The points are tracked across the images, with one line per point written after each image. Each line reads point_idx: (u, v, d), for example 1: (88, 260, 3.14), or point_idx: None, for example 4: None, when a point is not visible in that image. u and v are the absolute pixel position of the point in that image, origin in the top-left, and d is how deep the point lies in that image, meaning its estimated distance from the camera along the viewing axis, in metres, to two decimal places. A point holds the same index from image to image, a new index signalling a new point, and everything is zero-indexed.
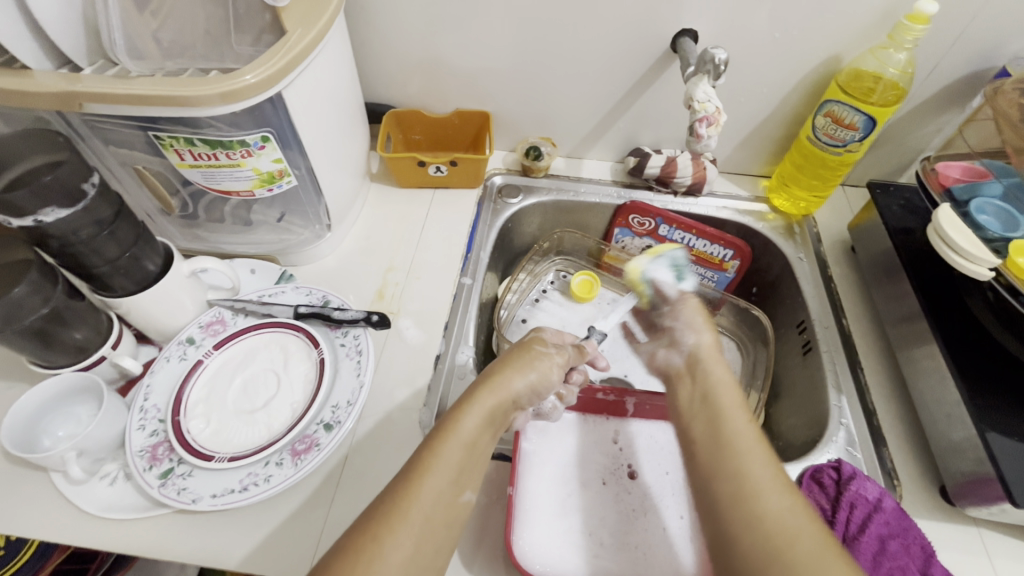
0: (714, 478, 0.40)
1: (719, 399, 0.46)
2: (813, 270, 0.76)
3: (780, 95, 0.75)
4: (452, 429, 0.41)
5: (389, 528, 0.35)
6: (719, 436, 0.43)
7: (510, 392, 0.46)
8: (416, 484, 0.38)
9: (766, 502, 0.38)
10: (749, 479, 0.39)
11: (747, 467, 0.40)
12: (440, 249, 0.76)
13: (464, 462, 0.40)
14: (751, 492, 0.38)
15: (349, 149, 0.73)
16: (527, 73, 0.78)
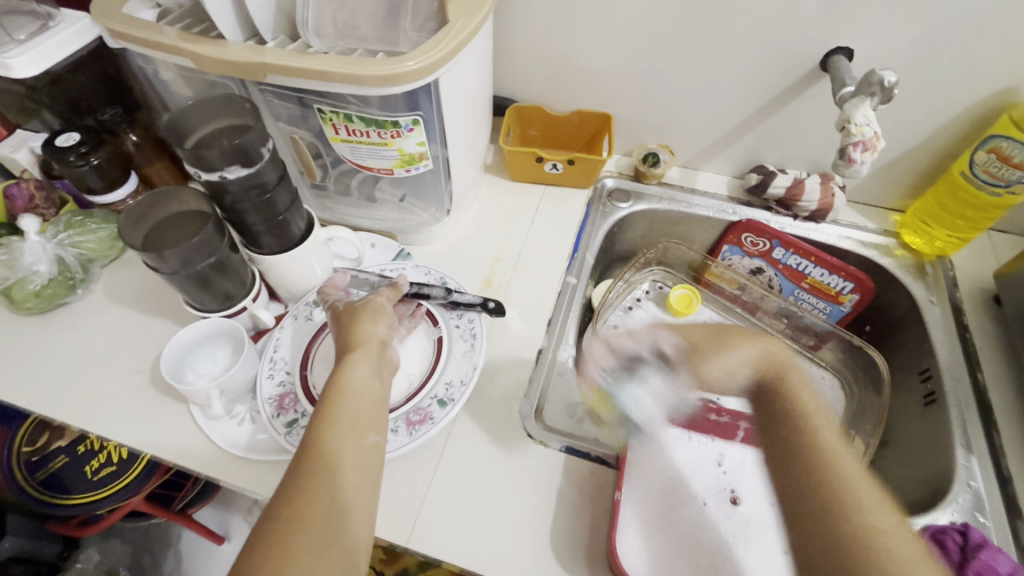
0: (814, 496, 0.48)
1: (817, 425, 0.52)
2: (945, 316, 0.70)
3: (934, 125, 0.70)
4: (341, 385, 0.46)
5: (317, 478, 0.41)
6: (796, 422, 0.54)
7: (376, 336, 0.52)
8: (328, 434, 0.43)
9: (848, 467, 0.48)
10: (835, 453, 0.50)
11: (839, 453, 0.50)
12: (549, 245, 0.77)
13: (364, 409, 0.46)
14: (861, 503, 0.46)
15: (475, 138, 0.75)
16: (657, 78, 0.77)
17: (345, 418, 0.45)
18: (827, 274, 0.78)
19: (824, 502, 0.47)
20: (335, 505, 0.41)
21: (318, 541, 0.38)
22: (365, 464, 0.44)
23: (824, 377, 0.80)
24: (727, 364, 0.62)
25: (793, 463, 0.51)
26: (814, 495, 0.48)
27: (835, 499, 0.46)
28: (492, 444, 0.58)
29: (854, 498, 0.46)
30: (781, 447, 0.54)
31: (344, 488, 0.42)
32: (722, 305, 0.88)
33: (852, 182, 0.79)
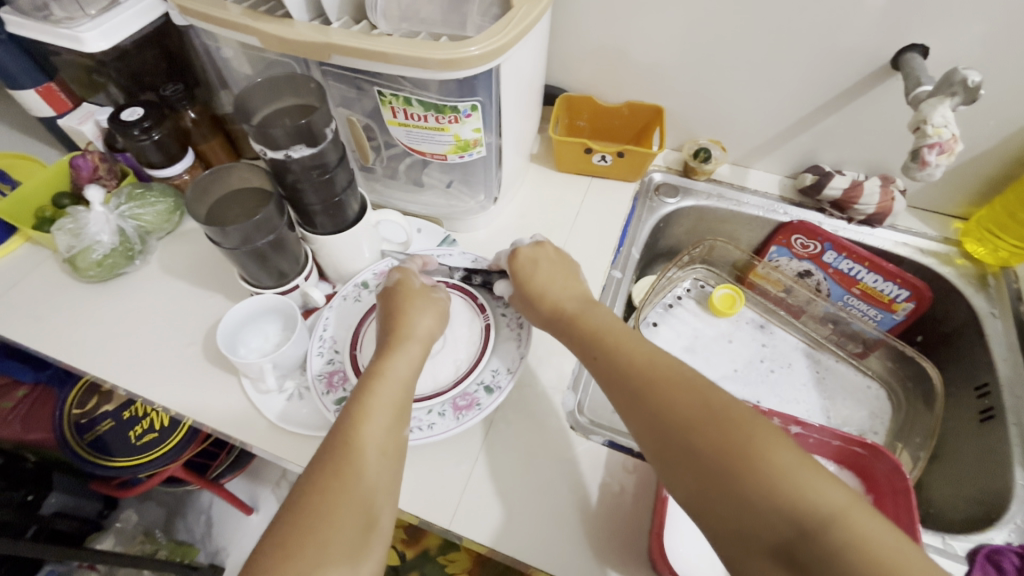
0: (718, 461, 0.39)
1: (630, 352, 0.48)
2: (1007, 331, 0.68)
3: (1009, 130, 0.66)
4: (385, 373, 0.49)
5: (353, 421, 0.46)
6: (633, 373, 0.46)
7: (425, 331, 0.53)
8: (368, 386, 0.48)
9: (681, 412, 0.42)
10: (666, 400, 0.43)
11: (691, 404, 0.42)
12: (593, 237, 0.76)
13: (403, 370, 0.50)
14: (758, 449, 0.39)
15: (525, 127, 0.74)
16: (714, 73, 0.75)
17: (384, 371, 0.49)
18: (881, 281, 0.76)
19: (741, 471, 0.38)
20: (369, 444, 0.45)
21: (353, 477, 0.43)
22: (395, 408, 0.48)
23: (870, 386, 0.79)
24: (536, 295, 0.56)
25: (658, 431, 0.43)
26: (692, 468, 0.40)
27: (749, 464, 0.38)
28: (535, 433, 0.58)
29: (764, 458, 0.38)
30: (634, 410, 0.45)
31: (378, 433, 0.46)
32: (766, 308, 0.86)
33: (914, 187, 0.76)
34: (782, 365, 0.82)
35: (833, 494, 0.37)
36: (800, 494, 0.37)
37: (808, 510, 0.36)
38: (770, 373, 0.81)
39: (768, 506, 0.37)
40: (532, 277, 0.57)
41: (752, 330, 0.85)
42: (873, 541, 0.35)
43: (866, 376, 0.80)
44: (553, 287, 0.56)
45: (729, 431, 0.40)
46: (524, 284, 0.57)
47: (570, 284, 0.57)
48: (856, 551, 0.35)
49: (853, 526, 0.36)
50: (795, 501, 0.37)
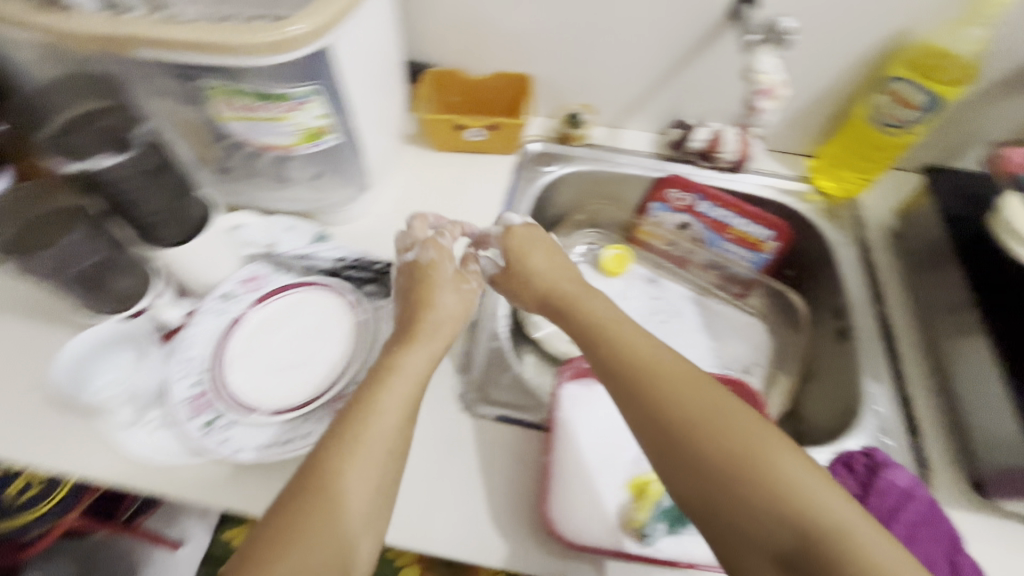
0: (723, 469, 0.40)
1: (649, 354, 0.47)
2: (854, 256, 0.74)
3: (838, 70, 0.71)
4: (377, 404, 0.45)
5: (340, 467, 0.41)
6: (632, 365, 0.46)
7: (429, 315, 0.53)
8: (358, 427, 0.43)
9: (711, 411, 0.42)
10: (669, 396, 0.43)
11: (682, 405, 0.43)
12: (475, 215, 0.75)
13: (406, 397, 0.47)
14: (762, 458, 0.39)
15: (387, 109, 0.71)
16: (575, 37, 0.75)
17: (379, 407, 0.45)
18: (749, 224, 0.79)
19: (748, 480, 0.39)
20: (350, 491, 0.41)
21: (331, 523, 0.39)
22: (390, 454, 0.44)
23: (750, 321, 0.84)
24: (530, 275, 0.58)
25: (653, 427, 0.43)
26: (688, 465, 0.41)
27: (745, 463, 0.39)
28: (428, 419, 0.56)
29: (763, 460, 0.39)
30: (630, 401, 0.45)
31: (368, 476, 0.42)
32: (656, 263, 0.90)
33: (769, 131, 0.80)
34: (674, 315, 0.85)
35: (828, 503, 0.38)
36: (793, 495, 0.38)
37: (800, 512, 0.37)
38: (663, 323, 0.84)
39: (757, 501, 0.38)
40: (528, 257, 0.59)
41: (644, 285, 0.88)
42: (861, 544, 0.36)
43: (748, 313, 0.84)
44: (534, 268, 0.58)
45: (729, 432, 0.41)
46: (518, 266, 0.59)
47: (563, 268, 0.59)
48: (842, 549, 0.36)
49: (837, 528, 0.37)
50: (789, 500, 0.38)
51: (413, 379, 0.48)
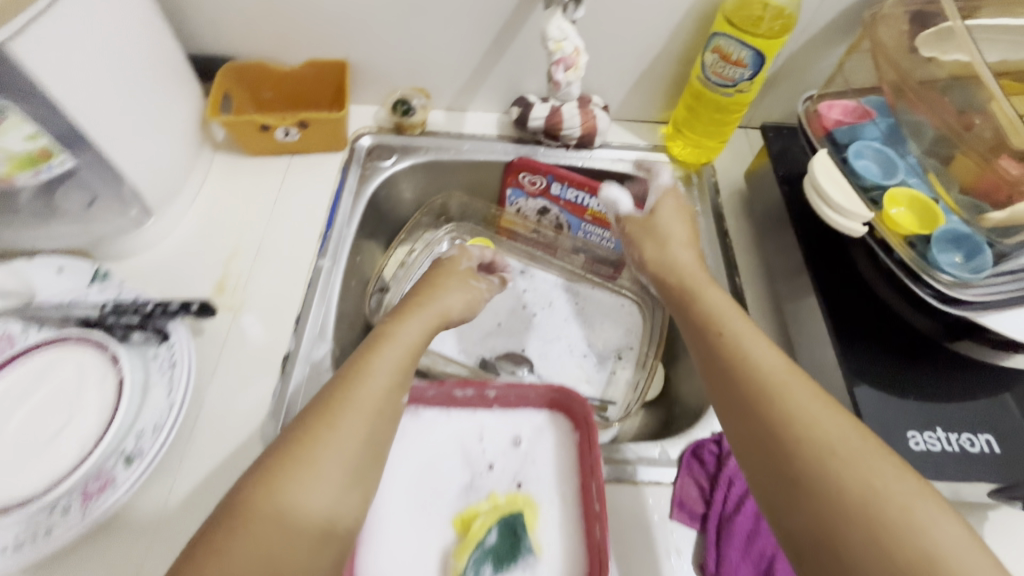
0: (843, 507, 0.36)
1: (763, 364, 0.44)
2: (709, 225, 0.70)
3: (669, 29, 0.66)
4: (350, 400, 0.42)
5: (324, 424, 0.40)
6: (760, 382, 0.43)
7: (440, 306, 0.54)
8: (348, 386, 0.42)
9: (827, 428, 0.39)
10: (804, 414, 0.40)
11: (822, 422, 0.40)
12: (296, 227, 0.66)
13: (400, 356, 0.46)
14: (896, 497, 0.36)
15: (162, 115, 0.60)
16: (386, 14, 0.67)
17: (372, 366, 0.44)
18: (603, 203, 0.75)
19: (876, 519, 0.35)
20: (321, 476, 0.38)
21: (321, 474, 0.38)
22: (383, 414, 0.43)
23: (622, 304, 0.80)
24: (665, 244, 0.59)
25: (781, 455, 0.40)
26: (818, 477, 0.38)
27: (839, 465, 0.37)
28: None
29: (859, 462, 0.37)
30: (741, 413, 0.43)
31: (357, 430, 0.41)
32: (525, 253, 0.83)
33: (613, 100, 0.76)
34: (544, 306, 0.80)
35: (933, 509, 0.35)
36: (867, 492, 0.36)
37: (885, 518, 0.35)
38: (533, 318, 0.79)
39: (839, 506, 0.36)
40: (666, 232, 0.61)
41: (512, 277, 0.82)
42: (912, 528, 0.35)
43: (619, 295, 0.81)
44: (670, 246, 0.59)
45: (832, 441, 0.39)
46: (657, 231, 0.61)
47: (683, 246, 0.59)
48: (888, 540, 0.34)
49: (931, 530, 0.34)
50: (891, 511, 0.35)
51: (410, 345, 0.48)
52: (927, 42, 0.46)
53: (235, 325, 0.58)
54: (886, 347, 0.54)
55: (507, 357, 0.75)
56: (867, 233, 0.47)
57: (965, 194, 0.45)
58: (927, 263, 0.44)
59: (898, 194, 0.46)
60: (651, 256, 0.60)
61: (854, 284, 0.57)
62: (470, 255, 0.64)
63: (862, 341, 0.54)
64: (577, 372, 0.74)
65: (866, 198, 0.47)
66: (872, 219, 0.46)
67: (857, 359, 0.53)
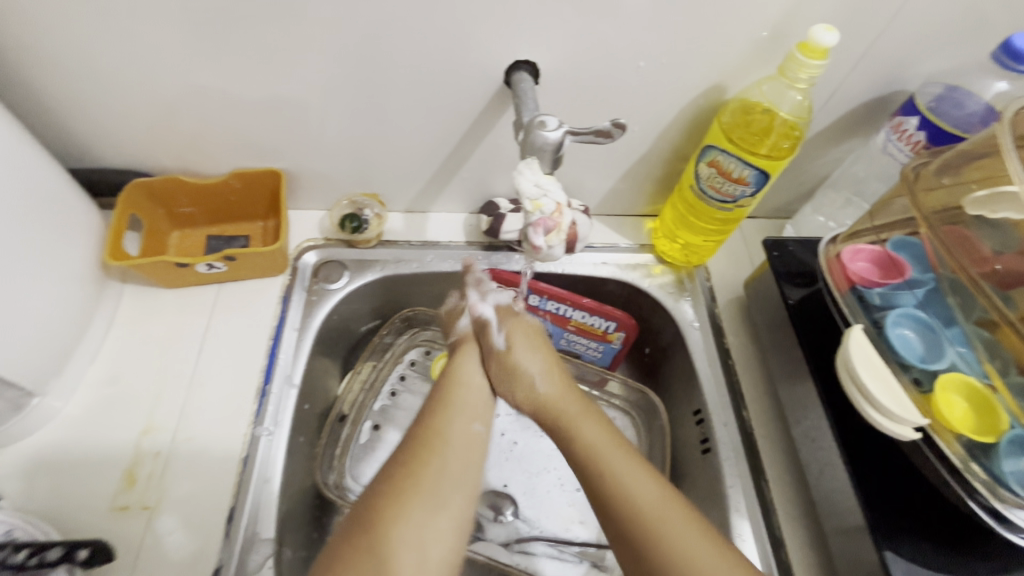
0: (618, 515, 0.41)
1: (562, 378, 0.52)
2: (708, 344, 0.62)
3: (656, 131, 0.58)
4: (438, 444, 0.43)
5: (415, 469, 0.41)
6: (546, 403, 0.50)
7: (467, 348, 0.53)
8: (432, 433, 0.44)
9: (586, 439, 0.46)
10: (580, 428, 0.47)
11: (581, 427, 0.47)
12: (226, 381, 0.55)
13: (468, 404, 0.48)
14: (660, 517, 0.41)
15: (45, 268, 0.48)
16: (325, 119, 0.57)
17: (456, 405, 0.47)
18: (588, 316, 0.66)
19: (650, 535, 0.40)
20: (399, 519, 0.38)
21: (421, 510, 0.39)
22: (471, 460, 0.44)
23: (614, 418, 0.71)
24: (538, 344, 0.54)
25: (582, 472, 0.45)
26: (606, 500, 0.43)
27: (598, 463, 0.44)
28: None
29: (618, 472, 0.43)
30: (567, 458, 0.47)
31: (447, 478, 0.41)
32: None
33: (595, 197, 0.67)
34: (530, 430, 0.70)
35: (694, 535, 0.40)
36: (637, 509, 0.41)
37: (654, 534, 0.40)
38: (513, 449, 0.68)
39: (627, 513, 0.41)
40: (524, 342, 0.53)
41: None
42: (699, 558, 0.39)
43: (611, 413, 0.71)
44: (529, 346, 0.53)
45: (586, 444, 0.46)
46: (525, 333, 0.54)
47: (543, 349, 0.54)
48: (660, 557, 0.39)
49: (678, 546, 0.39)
50: (654, 520, 0.40)
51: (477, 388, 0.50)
52: (973, 202, 0.39)
53: (149, 532, 0.47)
54: (933, 539, 0.45)
55: (487, 498, 0.65)
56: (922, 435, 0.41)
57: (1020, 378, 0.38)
58: (989, 473, 0.39)
59: (949, 381, 0.41)
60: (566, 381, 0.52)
61: (886, 454, 0.48)
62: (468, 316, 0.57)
63: (905, 531, 0.45)
64: (569, 511, 0.65)
65: (907, 378, 0.43)
66: (925, 422, 0.40)
67: (905, 560, 0.44)
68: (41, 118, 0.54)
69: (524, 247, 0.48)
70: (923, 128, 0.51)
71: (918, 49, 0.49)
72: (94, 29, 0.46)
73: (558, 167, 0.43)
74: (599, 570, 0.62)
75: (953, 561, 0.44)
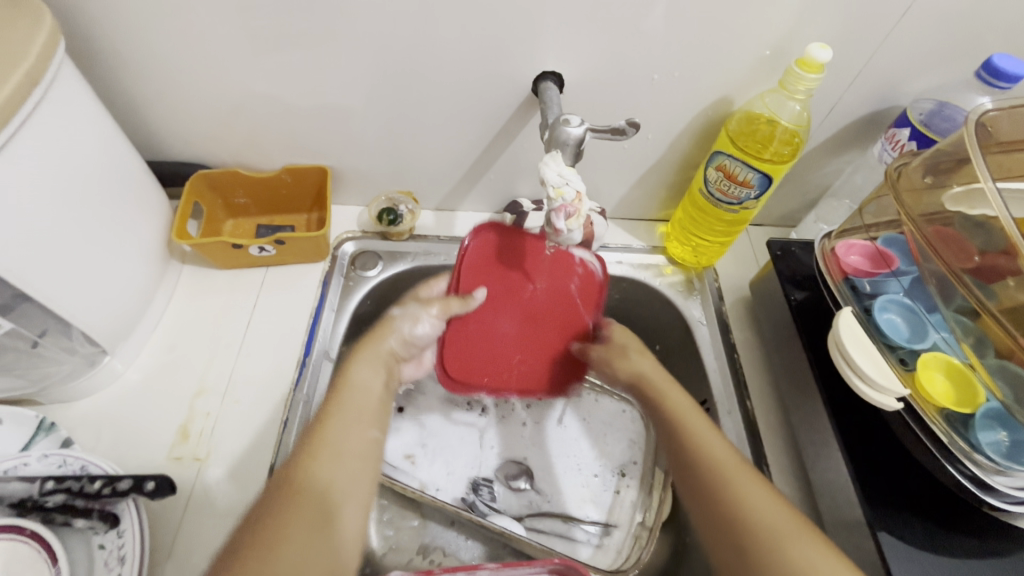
0: (727, 522, 0.41)
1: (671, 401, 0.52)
2: (714, 338, 0.66)
3: (669, 139, 0.63)
4: (325, 442, 0.43)
5: (313, 464, 0.41)
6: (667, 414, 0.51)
7: (386, 348, 0.54)
8: (320, 444, 0.43)
9: (710, 455, 0.45)
10: (696, 433, 0.47)
11: (703, 436, 0.47)
12: (271, 352, 0.61)
13: (363, 408, 0.48)
14: (782, 538, 0.39)
15: (123, 243, 0.55)
16: (371, 122, 0.63)
17: (340, 411, 0.47)
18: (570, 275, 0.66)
19: (768, 550, 0.39)
20: (309, 507, 0.39)
21: (326, 511, 0.39)
22: (366, 464, 0.44)
23: (624, 411, 0.74)
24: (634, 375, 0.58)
25: (697, 478, 0.45)
26: (722, 516, 0.42)
27: (723, 480, 0.43)
28: None
29: (743, 489, 0.42)
30: (679, 464, 0.47)
31: (341, 475, 0.42)
32: None
33: (610, 200, 0.72)
34: (544, 415, 0.73)
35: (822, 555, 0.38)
36: (761, 529, 0.40)
37: (775, 554, 0.38)
38: (533, 438, 0.72)
39: (737, 528, 0.40)
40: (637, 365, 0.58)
41: None
42: (789, 547, 0.38)
43: (625, 406, 0.74)
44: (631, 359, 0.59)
45: (710, 453, 0.45)
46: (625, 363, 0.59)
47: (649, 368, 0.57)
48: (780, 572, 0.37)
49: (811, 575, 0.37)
50: (768, 541, 0.39)
51: (374, 393, 0.50)
52: (951, 197, 0.45)
53: (199, 481, 0.52)
54: (923, 514, 0.48)
55: (501, 476, 0.69)
56: (906, 409, 0.46)
57: (996, 359, 0.42)
58: (968, 442, 0.43)
59: (930, 360, 0.46)
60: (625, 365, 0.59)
61: (878, 436, 0.52)
62: (400, 325, 0.57)
63: (896, 508, 0.48)
64: (581, 493, 0.68)
65: (894, 357, 0.47)
66: (908, 393, 0.45)
67: (894, 536, 0.47)
68: (127, 114, 0.61)
69: (545, 230, 0.52)
70: (913, 139, 0.56)
71: (910, 67, 0.54)
72: (181, 38, 0.54)
73: (579, 161, 0.48)
74: (607, 549, 0.65)
75: (942, 534, 0.47)
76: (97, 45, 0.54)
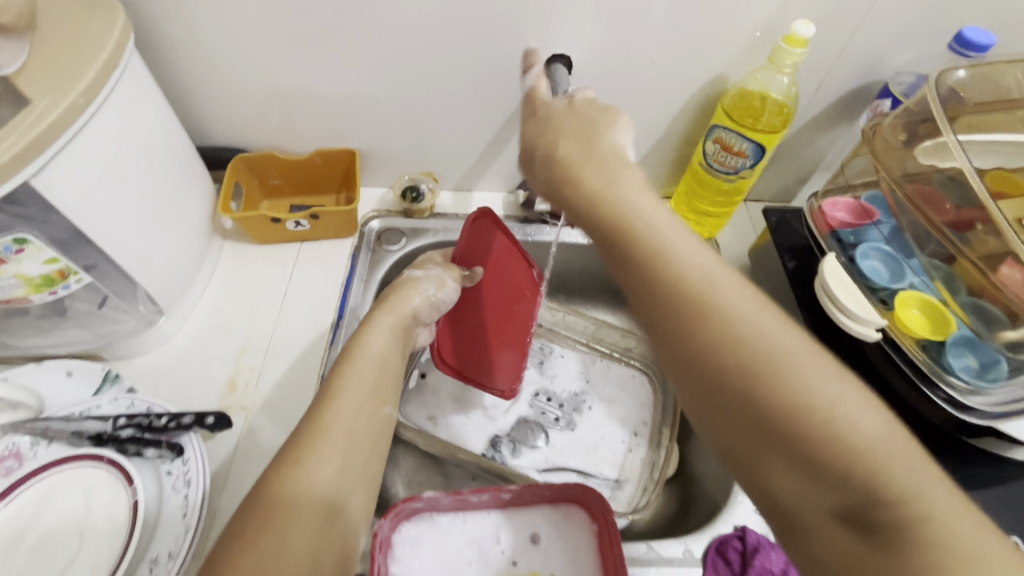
0: (720, 356, 0.31)
1: (634, 212, 0.37)
2: None
3: (669, 117, 0.69)
4: (323, 433, 0.42)
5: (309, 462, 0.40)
6: (607, 218, 0.37)
7: (408, 307, 0.58)
8: (318, 434, 0.42)
9: (683, 267, 0.34)
10: (664, 247, 0.35)
11: (663, 240, 0.35)
12: (306, 316, 0.66)
13: (372, 379, 0.48)
14: (785, 362, 0.30)
15: (178, 215, 0.61)
16: (395, 107, 0.69)
17: (341, 390, 0.46)
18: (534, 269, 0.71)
19: (768, 378, 0.29)
20: (304, 512, 0.37)
21: (318, 517, 0.37)
22: (357, 459, 0.43)
23: (634, 375, 0.79)
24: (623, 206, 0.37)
25: (659, 304, 0.34)
26: (704, 350, 0.31)
27: (699, 302, 0.32)
28: None
29: (727, 305, 0.32)
30: (634, 290, 0.35)
31: (334, 473, 0.40)
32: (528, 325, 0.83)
33: None
34: (559, 380, 0.78)
35: (815, 367, 0.29)
36: (760, 356, 0.30)
37: (773, 378, 0.29)
38: (551, 400, 0.76)
39: (724, 359, 0.31)
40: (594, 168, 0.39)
41: None
42: (786, 366, 0.29)
43: (633, 370, 0.79)
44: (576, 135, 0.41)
45: (676, 264, 0.34)
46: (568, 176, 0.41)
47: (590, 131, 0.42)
48: (783, 397, 0.29)
49: (821, 395, 0.28)
50: (763, 362, 0.30)
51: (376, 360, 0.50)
52: (924, 152, 0.50)
53: (247, 426, 0.58)
54: None
55: (517, 435, 0.73)
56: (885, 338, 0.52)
57: (966, 295, 0.48)
58: (942, 367, 0.49)
59: (908, 299, 0.52)
60: (572, 152, 0.41)
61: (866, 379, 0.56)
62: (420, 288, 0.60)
63: None
64: (594, 451, 0.73)
65: (875, 298, 0.53)
66: (885, 323, 0.51)
67: None
68: (176, 103, 0.68)
69: None
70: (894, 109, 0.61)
71: (890, 43, 0.59)
72: (229, 32, 0.60)
73: None
74: (619, 500, 0.69)
75: None
76: (155, 39, 0.60)
